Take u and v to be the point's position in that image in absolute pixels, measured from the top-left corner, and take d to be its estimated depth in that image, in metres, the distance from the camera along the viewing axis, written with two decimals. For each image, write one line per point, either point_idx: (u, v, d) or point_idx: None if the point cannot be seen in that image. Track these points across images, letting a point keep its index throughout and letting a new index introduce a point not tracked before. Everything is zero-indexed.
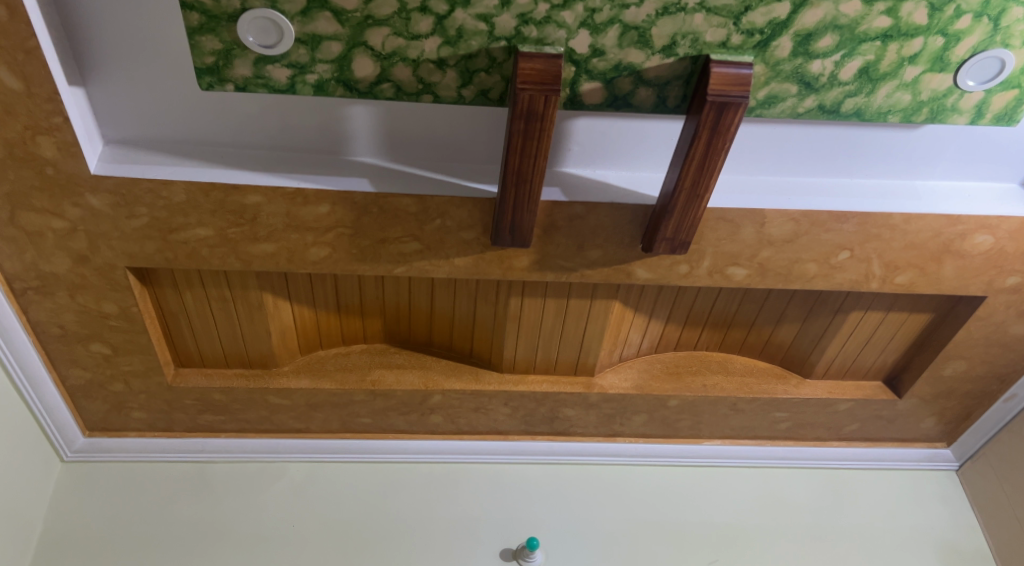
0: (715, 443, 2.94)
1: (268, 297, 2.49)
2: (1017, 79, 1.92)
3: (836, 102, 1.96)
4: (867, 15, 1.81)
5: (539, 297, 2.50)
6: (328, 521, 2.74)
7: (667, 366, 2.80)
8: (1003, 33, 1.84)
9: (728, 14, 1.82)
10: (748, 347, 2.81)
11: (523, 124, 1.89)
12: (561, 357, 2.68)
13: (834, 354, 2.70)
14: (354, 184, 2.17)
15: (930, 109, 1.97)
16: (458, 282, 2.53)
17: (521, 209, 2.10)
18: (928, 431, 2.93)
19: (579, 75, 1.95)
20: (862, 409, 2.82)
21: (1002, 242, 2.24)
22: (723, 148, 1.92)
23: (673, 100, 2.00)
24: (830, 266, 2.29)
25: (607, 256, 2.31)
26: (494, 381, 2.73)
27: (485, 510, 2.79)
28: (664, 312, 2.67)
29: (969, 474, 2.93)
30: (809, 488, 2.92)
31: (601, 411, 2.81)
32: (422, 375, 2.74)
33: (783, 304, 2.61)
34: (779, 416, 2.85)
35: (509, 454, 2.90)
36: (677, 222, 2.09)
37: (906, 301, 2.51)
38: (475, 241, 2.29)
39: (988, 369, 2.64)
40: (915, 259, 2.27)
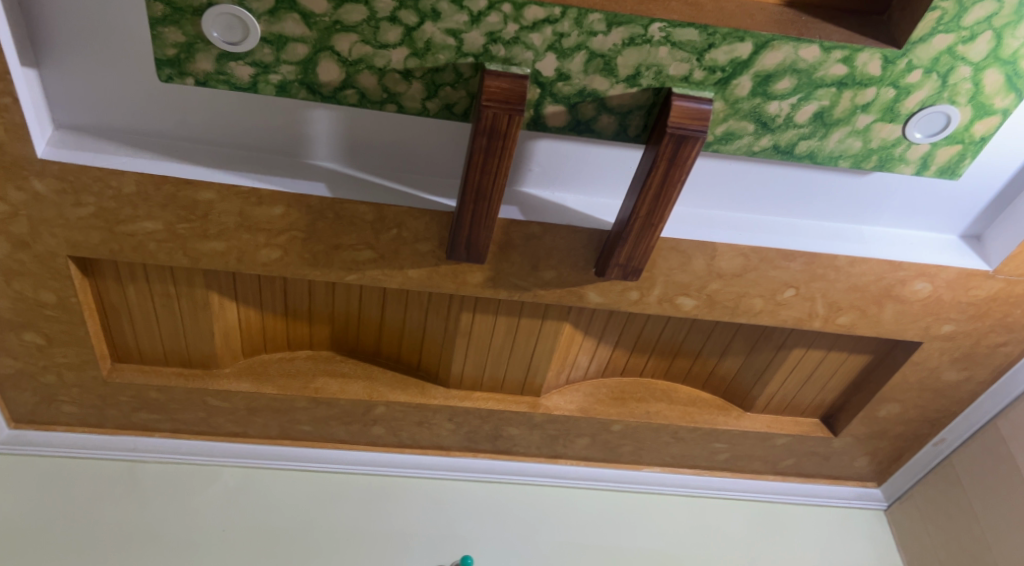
0: (655, 470, 2.96)
1: (214, 297, 2.45)
2: (962, 134, 1.98)
3: (791, 143, 2.01)
4: (825, 62, 1.85)
5: (490, 313, 2.50)
6: (259, 529, 2.68)
7: (613, 391, 2.81)
8: (950, 90, 1.91)
9: (692, 50, 1.85)
10: (693, 377, 2.85)
11: (485, 141, 1.90)
12: (509, 375, 2.68)
13: (775, 389, 2.76)
14: (312, 189, 2.16)
15: (879, 157, 2.03)
16: (409, 294, 2.51)
17: (479, 225, 2.10)
18: (860, 470, 2.99)
19: (544, 97, 1.97)
20: (799, 445, 2.87)
21: (940, 291, 2.30)
22: (679, 180, 1.95)
23: (633, 129, 2.04)
24: (776, 302, 2.33)
25: (561, 278, 2.32)
26: (440, 395, 2.72)
27: (421, 526, 2.76)
28: (613, 337, 2.69)
29: (897, 515, 3.00)
30: (744, 520, 2.96)
31: (544, 432, 2.81)
32: (367, 385, 2.70)
33: (728, 336, 2.65)
34: (719, 447, 2.88)
35: (449, 471, 2.87)
36: (630, 249, 2.12)
37: (846, 341, 2.57)
38: (430, 254, 2.28)
39: (920, 413, 2.71)
40: (857, 301, 2.33)
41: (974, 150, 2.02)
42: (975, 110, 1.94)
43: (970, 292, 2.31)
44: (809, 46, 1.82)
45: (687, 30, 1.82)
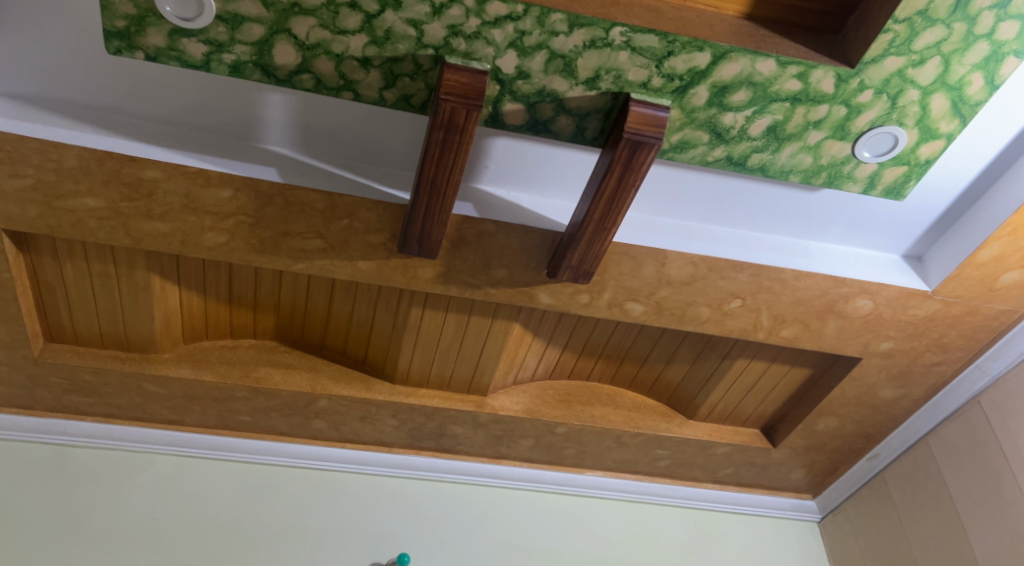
0: (597, 473, 2.98)
1: (155, 279, 2.38)
2: (908, 156, 2.02)
3: (744, 155, 2.03)
4: (780, 76, 1.88)
5: (440, 310, 2.48)
6: (191, 519, 2.60)
7: (559, 394, 2.82)
8: (899, 111, 1.94)
9: (651, 56, 1.86)
10: (638, 383, 2.87)
11: (442, 135, 1.88)
12: (455, 374, 2.66)
13: (718, 399, 2.80)
14: (263, 173, 2.12)
15: (828, 174, 2.06)
16: (358, 286, 2.48)
17: (432, 219, 2.07)
18: (796, 482, 3.05)
19: (503, 95, 1.96)
20: (738, 454, 2.91)
21: (881, 309, 2.34)
22: (633, 185, 1.95)
23: (590, 132, 2.04)
24: (722, 312, 2.35)
25: (512, 277, 2.30)
26: (385, 391, 2.69)
27: (358, 523, 2.71)
28: (562, 339, 2.69)
29: (828, 527, 3.05)
30: (682, 527, 2.98)
31: (489, 432, 2.80)
32: (310, 377, 2.66)
33: (674, 344, 2.68)
34: (660, 454, 2.90)
35: (390, 468, 2.84)
36: (582, 252, 2.11)
37: (788, 354, 2.62)
38: (382, 246, 2.24)
39: (856, 428, 2.76)
40: (801, 315, 2.35)
41: (919, 172, 2.06)
42: (921, 133, 1.98)
43: (909, 311, 2.35)
44: (765, 59, 1.84)
45: (647, 36, 1.83)
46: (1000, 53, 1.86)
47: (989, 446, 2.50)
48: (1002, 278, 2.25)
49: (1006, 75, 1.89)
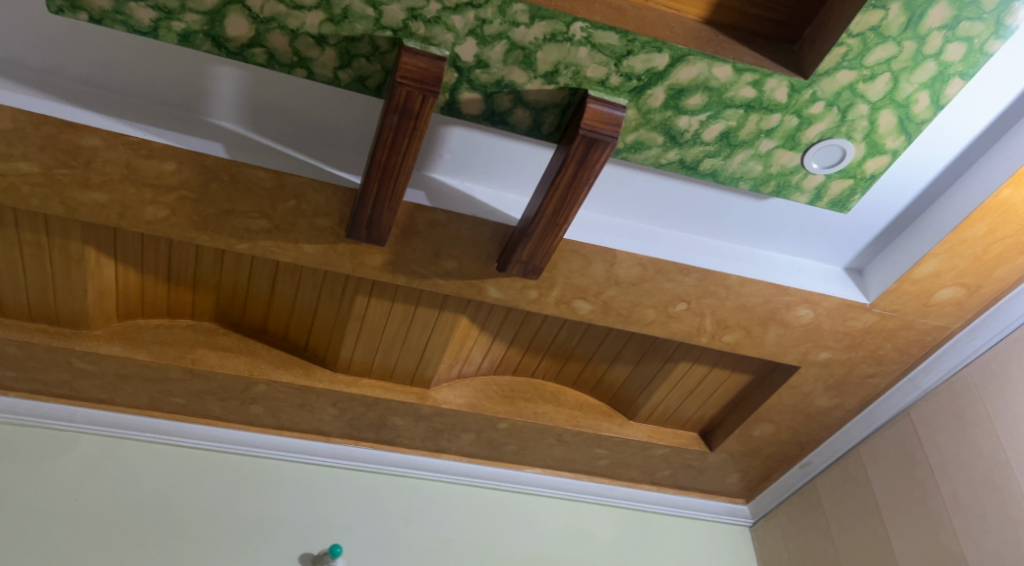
0: (536, 471, 2.97)
1: (91, 253, 2.30)
2: (854, 169, 2.06)
3: (696, 159, 2.05)
4: (736, 83, 1.90)
5: (386, 299, 2.45)
6: (117, 501, 2.51)
7: (503, 390, 2.80)
8: (848, 125, 1.98)
9: (610, 54, 1.86)
10: (582, 382, 2.88)
11: (396, 119, 1.85)
12: (399, 365, 2.63)
13: (658, 401, 2.83)
14: (210, 148, 2.06)
15: (777, 183, 2.09)
16: (303, 270, 2.43)
17: (382, 205, 2.04)
18: (731, 487, 3.09)
19: (461, 82, 1.94)
20: (676, 457, 2.93)
21: (821, 319, 2.38)
22: (587, 182, 1.95)
23: (547, 127, 2.03)
24: (668, 315, 2.37)
25: (461, 269, 2.27)
26: (325, 378, 2.64)
27: (290, 512, 2.64)
28: (508, 335, 2.68)
29: (759, 532, 3.10)
30: (617, 528, 2.99)
31: (430, 425, 2.77)
32: (249, 361, 2.59)
33: (619, 344, 2.70)
34: (599, 453, 2.91)
35: (327, 457, 2.79)
36: (532, 247, 2.11)
37: (729, 359, 2.66)
38: (329, 230, 2.19)
39: (791, 436, 2.81)
40: (743, 321, 2.38)
41: (864, 186, 2.10)
42: (868, 148, 2.02)
43: (847, 322, 2.39)
44: (722, 65, 1.86)
45: (607, 34, 1.83)
46: (946, 74, 1.88)
47: (916, 457, 2.53)
48: (937, 295, 2.29)
49: (951, 96, 1.92)
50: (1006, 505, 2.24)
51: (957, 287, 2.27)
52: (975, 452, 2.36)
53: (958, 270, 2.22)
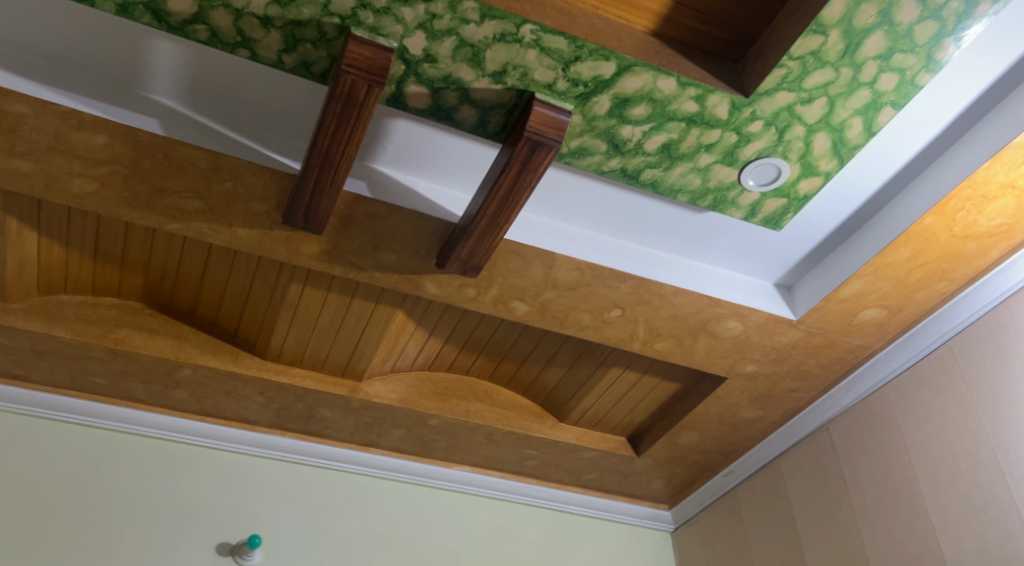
0: (464, 469, 2.98)
1: (12, 223, 2.21)
2: (788, 189, 2.12)
3: (637, 168, 2.10)
4: (679, 96, 1.92)
5: (321, 289, 2.42)
6: (26, 481, 2.42)
7: (435, 386, 2.79)
8: (785, 145, 2.02)
9: (559, 58, 1.86)
10: (515, 382, 2.89)
11: (339, 107, 1.82)
12: (331, 356, 2.60)
13: (589, 404, 2.86)
14: (144, 124, 1.99)
15: (714, 198, 2.16)
16: (236, 255, 2.37)
17: (321, 193, 2.01)
18: (655, 492, 3.16)
19: (408, 75, 1.93)
20: (603, 461, 2.97)
21: (749, 332, 2.43)
22: (529, 185, 1.95)
23: (492, 126, 2.04)
24: (602, 320, 2.40)
25: (400, 263, 2.26)
26: (253, 366, 2.59)
27: (209, 500, 2.58)
28: (444, 332, 2.67)
29: (680, 537, 3.17)
30: (542, 528, 3.00)
31: (360, 419, 2.74)
32: (175, 344, 2.52)
33: (554, 347, 2.71)
34: (528, 454, 2.92)
35: (251, 446, 2.74)
36: (472, 246, 2.10)
37: (660, 367, 2.71)
38: (265, 215, 2.15)
39: (715, 444, 2.88)
40: (675, 330, 2.43)
41: (796, 206, 2.16)
42: (803, 168, 2.07)
43: (774, 337, 2.45)
44: (667, 78, 1.87)
45: (556, 38, 1.82)
46: (879, 102, 1.92)
47: (832, 472, 2.58)
48: (860, 315, 2.36)
49: (883, 123, 1.96)
50: (911, 521, 2.26)
51: (879, 308, 2.34)
52: (886, 469, 2.39)
53: (881, 292, 2.28)
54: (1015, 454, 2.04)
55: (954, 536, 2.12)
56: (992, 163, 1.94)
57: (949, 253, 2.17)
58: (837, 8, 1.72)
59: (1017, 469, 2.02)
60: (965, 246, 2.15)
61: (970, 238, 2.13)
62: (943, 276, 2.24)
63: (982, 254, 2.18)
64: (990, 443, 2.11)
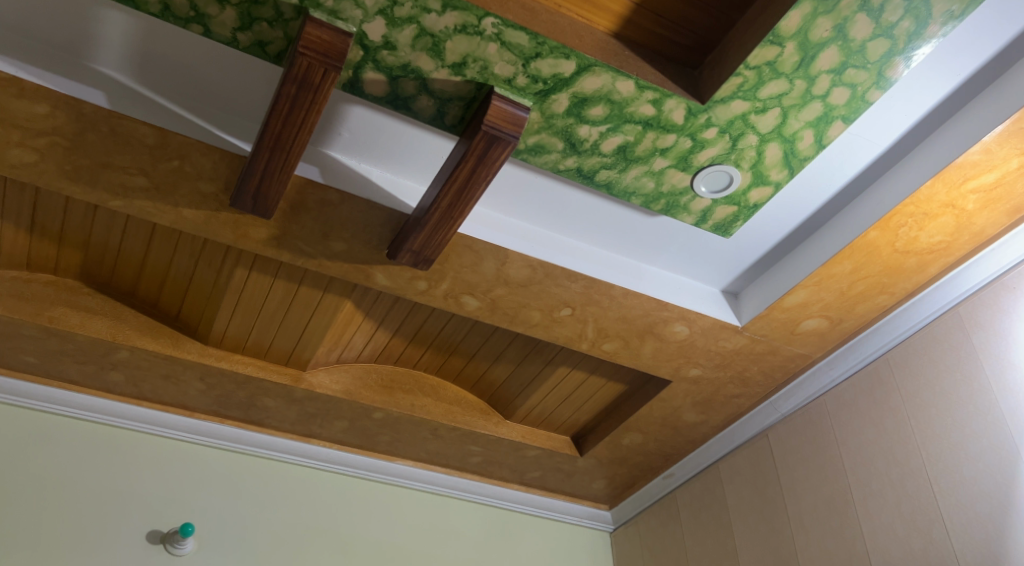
0: (407, 463, 2.95)
1: None
2: (739, 197, 2.16)
3: (593, 168, 2.11)
4: (636, 99, 1.92)
5: (268, 275, 2.37)
6: None
7: (381, 379, 2.76)
8: (738, 154, 2.05)
9: (519, 54, 1.84)
10: (462, 378, 2.88)
11: (294, 90, 1.79)
12: (276, 343, 2.56)
13: (536, 402, 2.87)
14: (88, 95, 1.91)
15: (666, 202, 2.19)
16: (182, 235, 2.31)
17: (271, 176, 1.97)
18: (596, 492, 3.19)
19: (366, 61, 1.90)
20: (546, 459, 2.98)
21: (695, 336, 2.46)
22: (484, 179, 1.94)
23: (449, 118, 2.03)
24: (552, 319, 2.41)
25: (350, 252, 2.24)
26: (194, 350, 2.53)
27: (142, 486, 2.51)
28: (392, 324, 2.64)
29: (619, 538, 3.20)
30: (482, 525, 3.00)
31: (302, 409, 2.70)
32: (113, 326, 2.45)
33: (503, 344, 2.71)
34: (472, 450, 2.91)
35: (189, 433, 2.67)
36: (424, 238, 2.08)
37: (607, 368, 2.72)
38: (213, 197, 2.10)
39: (657, 446, 2.91)
40: (623, 331, 2.45)
41: (746, 214, 2.21)
42: (754, 177, 2.11)
43: (719, 343, 2.48)
44: (625, 80, 1.88)
45: (517, 33, 1.81)
46: (830, 116, 1.96)
47: (769, 477, 2.63)
48: (802, 324, 2.41)
49: (832, 137, 2.00)
50: (842, 528, 2.31)
51: (821, 318, 2.39)
52: (821, 476, 2.44)
53: (823, 303, 2.33)
54: (943, 465, 2.09)
55: (882, 543, 2.17)
56: (934, 181, 1.99)
57: (890, 268, 2.23)
58: (794, 20, 1.74)
59: (944, 479, 2.07)
60: (906, 261, 2.21)
61: (910, 253, 2.19)
62: (883, 289, 2.30)
63: (920, 270, 2.24)
64: (920, 453, 2.16)
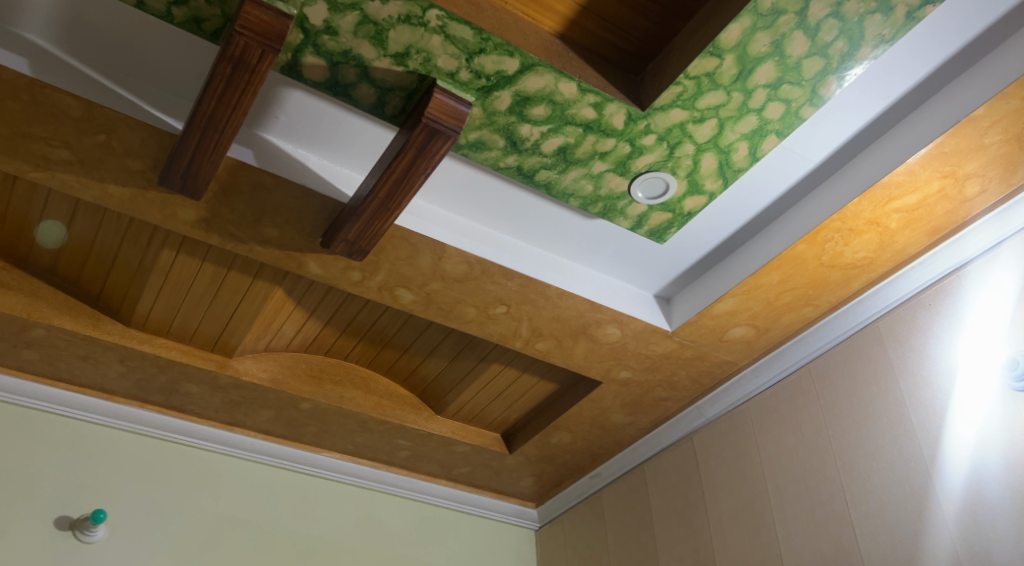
0: (333, 455, 2.91)
1: None
2: (674, 205, 2.19)
3: (533, 168, 2.12)
4: (578, 101, 1.93)
5: (195, 258, 2.31)
6: None
7: (311, 369, 2.72)
8: (674, 162, 2.08)
9: (463, 48, 1.83)
10: (394, 371, 2.85)
11: (229, 70, 1.73)
12: (202, 328, 2.50)
13: (467, 398, 2.86)
14: (11, 62, 1.83)
15: (604, 205, 2.21)
16: (107, 212, 2.22)
17: (202, 157, 1.91)
18: (523, 489, 3.21)
19: (306, 45, 1.86)
20: (475, 456, 2.98)
21: (626, 339, 2.48)
22: (422, 173, 1.92)
23: (390, 108, 2.00)
24: (486, 316, 2.41)
25: (283, 239, 2.19)
26: (115, 332, 2.45)
27: (53, 471, 2.41)
28: (324, 314, 2.60)
29: (543, 536, 3.22)
30: (406, 519, 2.98)
31: (227, 396, 2.63)
32: (29, 303, 2.34)
33: (437, 339, 2.69)
34: (401, 445, 2.89)
35: (106, 417, 2.58)
36: (359, 229, 2.05)
37: (539, 366, 2.74)
38: (140, 174, 2.03)
39: (585, 446, 2.94)
40: (556, 331, 2.46)
41: (681, 221, 2.25)
42: (689, 186, 2.14)
43: (650, 346, 2.51)
44: (568, 82, 1.88)
45: (462, 27, 1.79)
46: (765, 130, 2.00)
47: (691, 480, 2.67)
48: (730, 332, 2.46)
49: (766, 150, 2.05)
50: (758, 531, 2.37)
51: (748, 327, 2.44)
52: (741, 480, 2.49)
53: (751, 311, 2.38)
54: (855, 474, 2.16)
55: (795, 547, 2.24)
56: (861, 199, 2.06)
57: (815, 280, 2.29)
58: (734, 33, 1.77)
59: (855, 487, 2.15)
60: (831, 275, 2.28)
61: (835, 268, 2.26)
62: (808, 301, 2.37)
63: (844, 284, 2.31)
64: (835, 462, 2.23)
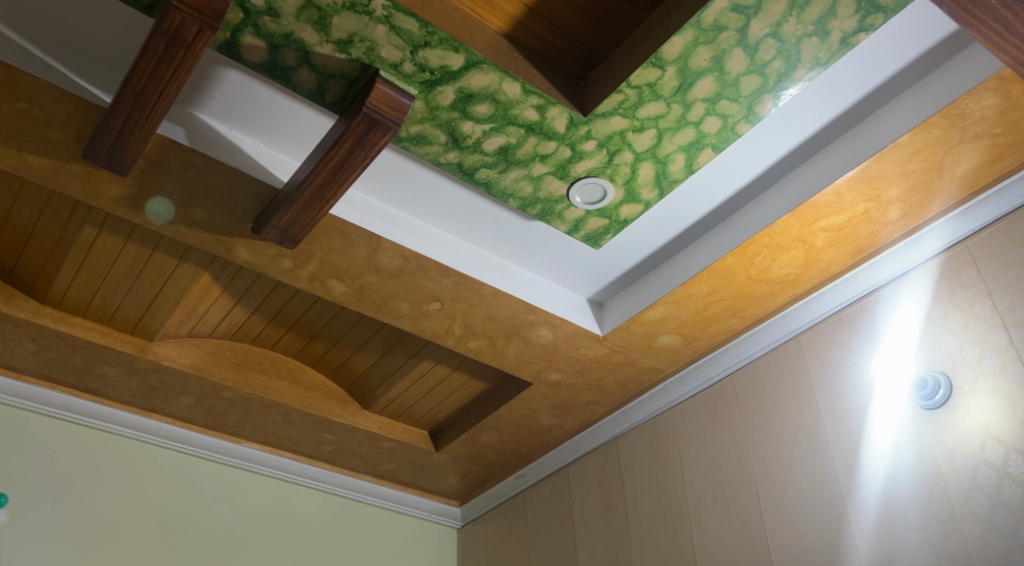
0: (254, 446, 2.84)
1: None
2: (610, 211, 2.22)
3: (473, 165, 2.11)
4: (521, 102, 1.93)
5: (119, 236, 2.23)
6: None
7: (236, 357, 2.65)
8: (612, 169, 2.10)
9: (407, 40, 1.80)
10: (322, 363, 2.80)
11: (163, 44, 1.67)
12: (123, 308, 2.42)
13: (396, 394, 2.84)
14: None
15: (542, 207, 2.22)
16: (24, 184, 2.12)
17: (129, 132, 1.84)
18: (448, 487, 3.20)
19: (246, 25, 1.81)
20: (401, 452, 2.96)
21: (558, 342, 2.50)
22: (360, 164, 1.88)
23: (330, 95, 1.97)
24: (419, 311, 2.39)
25: (212, 222, 2.13)
26: (28, 309, 2.34)
27: None
28: (252, 301, 2.54)
29: (465, 535, 3.22)
30: (326, 514, 2.93)
31: (145, 381, 2.54)
32: None
33: (368, 333, 2.66)
34: (325, 438, 2.85)
35: (13, 397, 2.46)
36: (292, 216, 2.01)
37: (471, 365, 2.73)
38: (63, 146, 1.94)
39: (512, 446, 2.95)
40: (488, 331, 2.46)
41: (616, 228, 2.27)
42: (626, 194, 2.17)
43: (581, 350, 2.53)
44: (512, 82, 1.87)
45: (407, 19, 1.76)
46: (701, 143, 2.03)
47: (614, 483, 2.71)
48: (659, 339, 2.49)
49: (701, 163, 2.09)
50: (675, 536, 2.41)
51: (676, 335, 2.48)
52: (662, 486, 2.53)
53: (679, 320, 2.43)
54: (771, 483, 2.22)
55: (710, 553, 2.29)
56: (789, 216, 2.11)
57: (742, 293, 2.35)
58: (676, 46, 1.79)
59: (771, 497, 2.21)
60: (758, 289, 2.34)
61: (762, 282, 2.32)
62: (735, 313, 2.42)
63: (770, 298, 2.37)
64: (753, 471, 2.29)
